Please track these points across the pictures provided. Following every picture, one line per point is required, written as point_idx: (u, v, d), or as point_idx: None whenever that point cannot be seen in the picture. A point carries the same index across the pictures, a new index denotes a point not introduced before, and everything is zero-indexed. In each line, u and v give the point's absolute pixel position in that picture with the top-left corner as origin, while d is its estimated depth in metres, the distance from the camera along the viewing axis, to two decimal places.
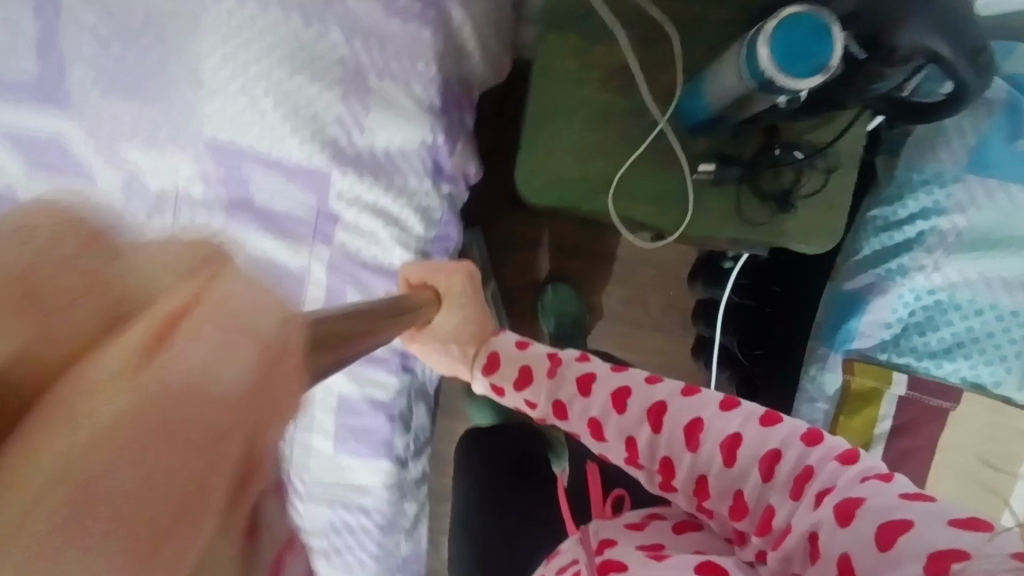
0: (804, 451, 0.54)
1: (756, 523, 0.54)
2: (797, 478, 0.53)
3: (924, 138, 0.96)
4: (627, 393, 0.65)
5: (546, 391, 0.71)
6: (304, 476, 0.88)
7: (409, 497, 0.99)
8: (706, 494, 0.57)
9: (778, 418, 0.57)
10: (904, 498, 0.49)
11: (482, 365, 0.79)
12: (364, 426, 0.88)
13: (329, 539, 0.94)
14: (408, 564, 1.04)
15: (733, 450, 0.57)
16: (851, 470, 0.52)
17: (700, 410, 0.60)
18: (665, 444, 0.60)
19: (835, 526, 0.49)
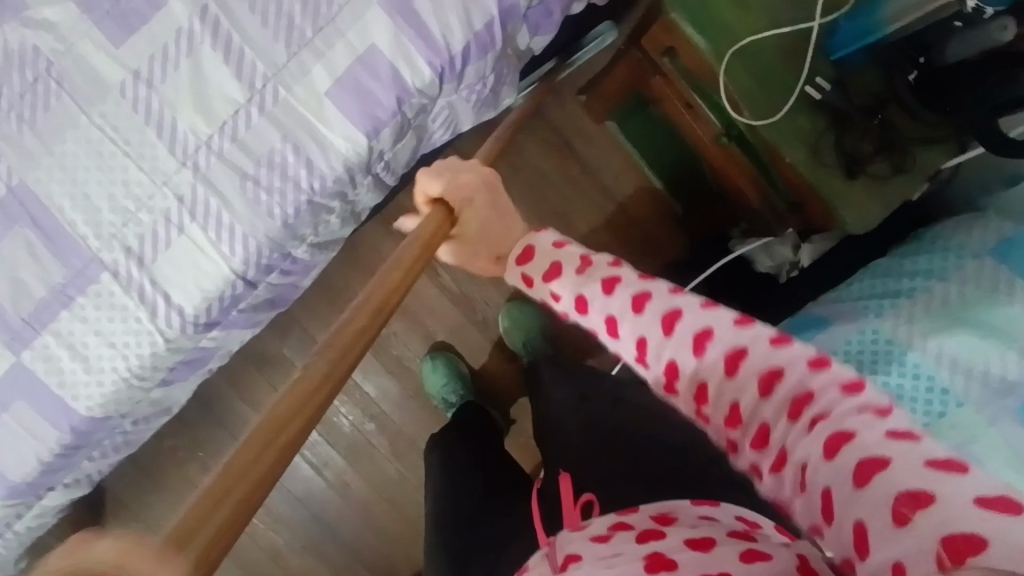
0: (813, 380, 0.43)
1: (750, 437, 0.44)
2: (790, 402, 0.43)
3: (961, 223, 0.89)
4: (646, 297, 0.55)
5: (573, 284, 0.63)
6: (207, 147, 0.79)
7: (275, 279, 0.90)
8: (705, 399, 0.48)
9: (827, 360, 0.43)
10: (889, 437, 0.38)
11: (517, 257, 0.72)
12: (297, 158, 0.79)
13: (147, 265, 0.79)
14: (198, 358, 0.91)
15: (734, 360, 0.47)
16: (850, 398, 0.41)
17: (712, 319, 0.50)
18: (673, 348, 0.51)
19: (820, 459, 0.39)
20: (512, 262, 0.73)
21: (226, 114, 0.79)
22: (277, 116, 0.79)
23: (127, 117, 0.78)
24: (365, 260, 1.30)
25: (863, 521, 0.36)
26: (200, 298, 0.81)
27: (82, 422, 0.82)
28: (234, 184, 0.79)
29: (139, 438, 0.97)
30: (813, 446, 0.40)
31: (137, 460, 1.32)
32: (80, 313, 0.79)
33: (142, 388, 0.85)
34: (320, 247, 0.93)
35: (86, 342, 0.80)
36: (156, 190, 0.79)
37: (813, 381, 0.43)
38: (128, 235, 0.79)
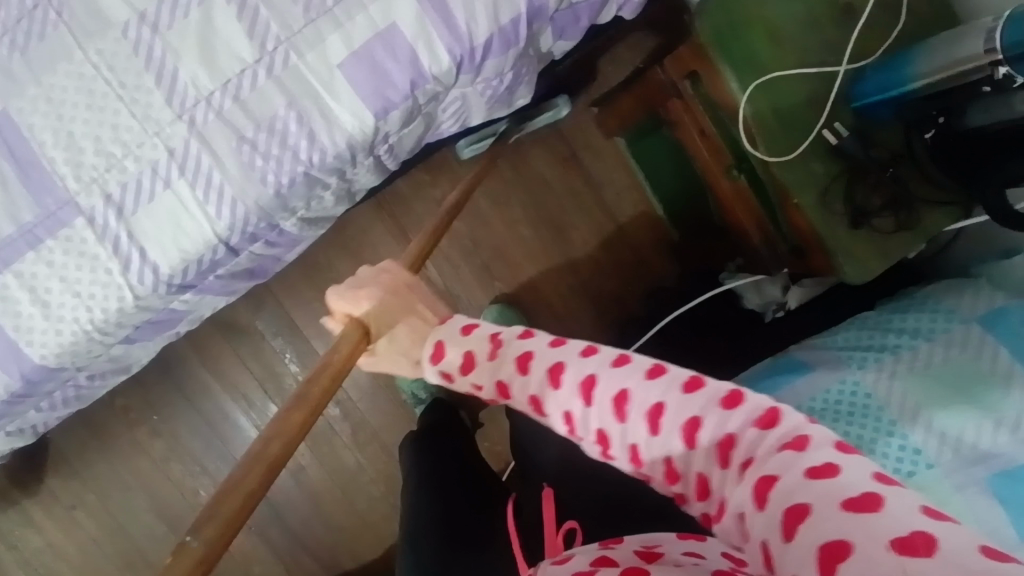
0: (732, 424, 0.41)
1: (693, 489, 0.43)
2: (716, 447, 0.41)
3: (954, 287, 0.90)
4: (529, 355, 0.51)
5: (487, 372, 0.54)
6: (207, 103, 0.75)
7: (260, 248, 0.86)
8: (640, 460, 0.45)
9: (741, 397, 0.42)
10: (807, 476, 0.36)
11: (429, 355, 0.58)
12: (300, 128, 0.76)
13: (126, 216, 0.75)
14: (168, 319, 0.88)
15: (654, 419, 0.44)
16: (769, 437, 0.39)
17: (626, 379, 0.46)
18: (596, 417, 0.47)
19: (752, 509, 0.37)
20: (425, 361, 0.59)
21: (231, 71, 0.75)
22: (285, 83, 0.76)
23: (125, 59, 0.75)
24: (352, 242, 1.27)
25: None
26: (177, 258, 0.77)
27: (33, 370, 0.78)
28: (229, 144, 0.76)
29: (92, 394, 0.93)
30: (741, 495, 0.38)
31: (86, 416, 1.27)
32: (47, 256, 0.75)
33: (102, 343, 0.80)
34: (310, 223, 0.90)
35: (49, 287, 0.75)
36: (146, 139, 0.75)
37: (732, 423, 0.41)
38: (109, 182, 0.75)
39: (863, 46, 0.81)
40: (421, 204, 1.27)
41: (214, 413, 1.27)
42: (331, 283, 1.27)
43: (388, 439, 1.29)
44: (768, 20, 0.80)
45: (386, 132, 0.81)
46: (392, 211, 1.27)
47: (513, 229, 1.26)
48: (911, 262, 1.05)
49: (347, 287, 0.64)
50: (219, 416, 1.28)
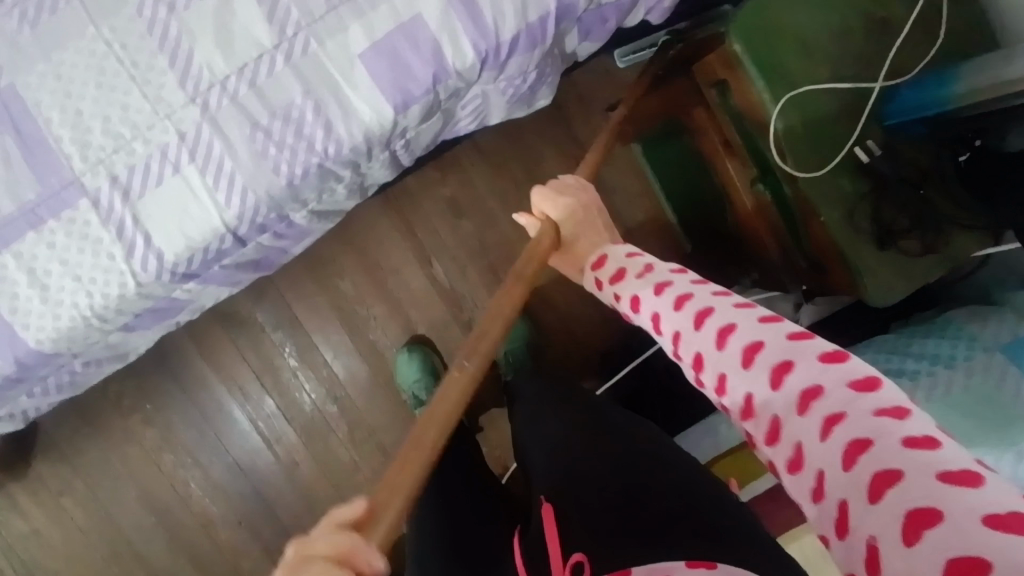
0: (827, 376, 0.38)
1: (765, 431, 0.40)
2: (805, 394, 0.38)
3: (980, 311, 0.87)
4: (667, 283, 0.53)
5: (631, 287, 0.56)
6: (221, 87, 0.73)
7: (267, 240, 0.84)
8: (724, 390, 0.44)
9: (845, 355, 0.39)
10: (903, 444, 0.33)
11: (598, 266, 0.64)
12: (316, 118, 0.74)
13: (132, 201, 0.73)
14: (168, 309, 0.85)
15: (750, 354, 0.42)
16: (864, 397, 0.36)
17: (736, 315, 0.45)
18: (699, 341, 0.46)
19: (835, 465, 0.35)
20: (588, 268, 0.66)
21: (248, 56, 0.73)
22: (303, 70, 0.74)
23: (139, 38, 0.72)
24: (359, 237, 1.25)
25: (872, 537, 0.32)
26: (182, 246, 0.74)
27: (28, 355, 0.75)
28: (242, 131, 0.73)
29: (86, 380, 0.90)
30: (826, 450, 0.36)
31: (78, 401, 1.24)
32: (48, 238, 0.72)
33: (100, 330, 0.78)
34: (320, 216, 0.88)
35: (49, 269, 0.73)
36: (157, 122, 0.73)
37: (828, 376, 0.38)
38: (116, 163, 0.73)
39: (896, 62, 0.79)
40: (431, 201, 1.25)
41: (209, 404, 1.25)
42: (335, 278, 1.25)
43: (385, 439, 1.26)
44: (802, 31, 0.78)
45: (404, 126, 0.79)
46: (401, 208, 1.24)
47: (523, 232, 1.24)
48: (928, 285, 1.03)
49: (549, 188, 0.79)
50: (214, 408, 1.25)
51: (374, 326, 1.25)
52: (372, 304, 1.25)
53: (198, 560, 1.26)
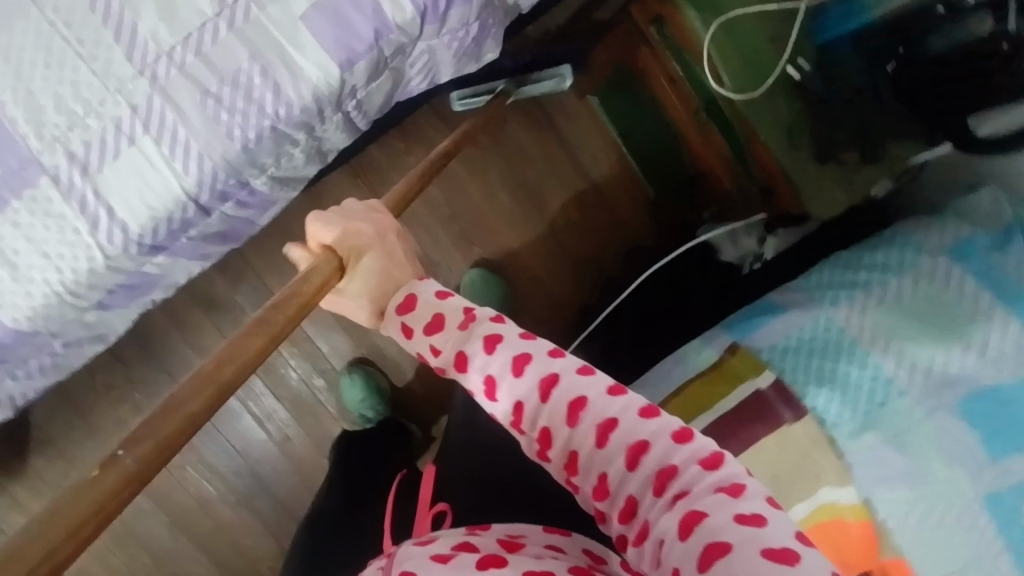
0: (679, 456, 0.50)
1: (618, 509, 0.51)
2: (657, 472, 0.50)
3: (918, 223, 0.94)
4: (497, 339, 0.60)
5: (455, 341, 0.63)
6: (170, 57, 0.75)
7: (235, 208, 0.87)
8: (576, 469, 0.54)
9: (689, 435, 0.51)
10: (736, 520, 0.46)
11: (398, 305, 0.68)
12: (263, 82, 0.76)
13: (89, 176, 0.75)
14: (139, 286, 0.88)
15: (604, 432, 0.53)
16: (708, 477, 0.48)
17: (586, 388, 0.55)
18: (547, 413, 0.56)
19: (675, 536, 0.47)
20: (391, 311, 0.68)
21: (192, 23, 0.75)
22: (248, 36, 0.75)
23: (84, 15, 0.74)
24: (329, 210, 1.27)
25: None
26: (146, 216, 0.77)
27: (7, 332, 0.79)
28: (193, 98, 0.75)
29: (69, 363, 0.93)
30: (662, 513, 0.48)
31: (67, 395, 1.26)
32: (13, 217, 0.74)
33: (74, 306, 0.81)
34: (281, 182, 0.90)
35: (17, 248, 0.75)
36: (110, 96, 0.74)
37: (678, 455, 0.50)
38: (73, 140, 0.74)
39: None
40: (400, 171, 1.29)
41: None
42: None
43: None
44: None
45: (352, 86, 0.81)
46: (369, 177, 1.27)
47: None
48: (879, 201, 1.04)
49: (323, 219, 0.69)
50: None
51: None
52: None
53: (200, 538, 1.29)
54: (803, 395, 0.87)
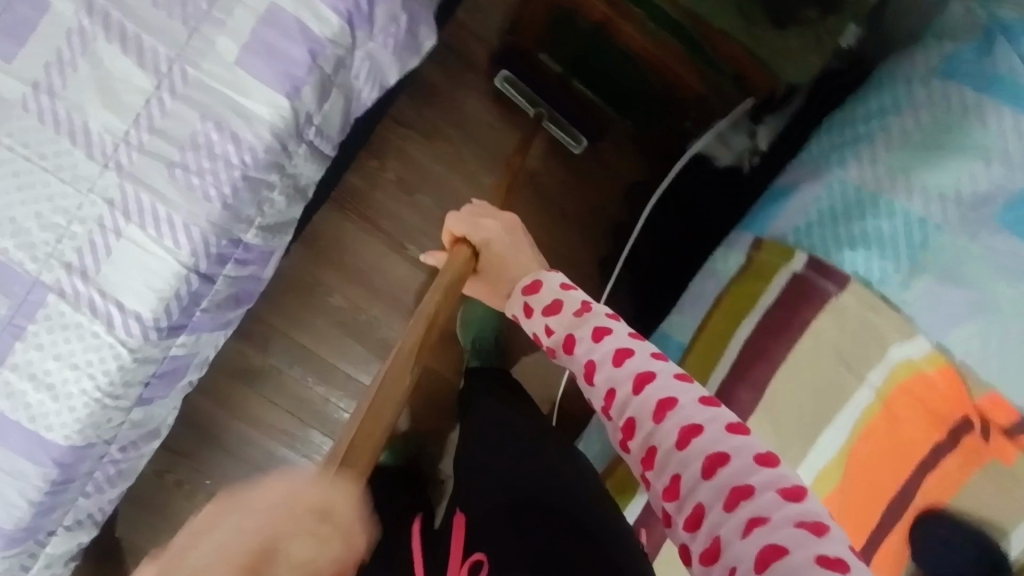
0: (756, 478, 0.47)
1: (686, 517, 0.49)
2: (730, 491, 0.47)
3: (901, 56, 0.91)
4: (606, 330, 0.61)
5: (567, 324, 0.66)
6: (127, 144, 0.75)
7: (236, 269, 0.88)
8: (652, 465, 0.52)
9: (773, 461, 0.48)
10: (818, 562, 0.42)
11: (524, 287, 0.75)
12: (221, 137, 0.76)
13: (90, 280, 0.76)
14: (172, 371, 0.90)
15: (687, 436, 0.50)
16: (788, 507, 0.45)
17: (681, 391, 0.53)
18: (635, 406, 0.54)
19: (749, 568, 0.43)
20: (517, 291, 0.75)
21: (136, 104, 0.75)
22: (194, 98, 0.76)
23: (35, 129, 0.74)
24: (330, 249, 1.29)
25: None
26: (155, 299, 0.78)
27: (64, 453, 0.79)
28: (163, 174, 0.75)
29: (132, 466, 0.95)
30: (732, 525, 0.45)
31: (141, 504, 1.28)
32: (33, 340, 0.76)
33: (118, 408, 0.82)
34: (272, 231, 0.91)
35: (47, 368, 0.76)
36: (85, 197, 0.75)
37: (756, 476, 0.47)
38: (65, 251, 0.75)
39: None
40: (381, 192, 1.31)
41: (262, 458, 1.28)
42: (324, 297, 1.29)
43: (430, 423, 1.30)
44: None
45: (306, 112, 0.81)
46: (357, 204, 1.30)
47: (474, 181, 1.33)
48: (836, 70, 1.08)
49: (465, 216, 0.85)
50: (267, 460, 1.29)
51: (377, 327, 1.30)
52: (368, 306, 1.30)
53: None
54: (840, 262, 0.83)
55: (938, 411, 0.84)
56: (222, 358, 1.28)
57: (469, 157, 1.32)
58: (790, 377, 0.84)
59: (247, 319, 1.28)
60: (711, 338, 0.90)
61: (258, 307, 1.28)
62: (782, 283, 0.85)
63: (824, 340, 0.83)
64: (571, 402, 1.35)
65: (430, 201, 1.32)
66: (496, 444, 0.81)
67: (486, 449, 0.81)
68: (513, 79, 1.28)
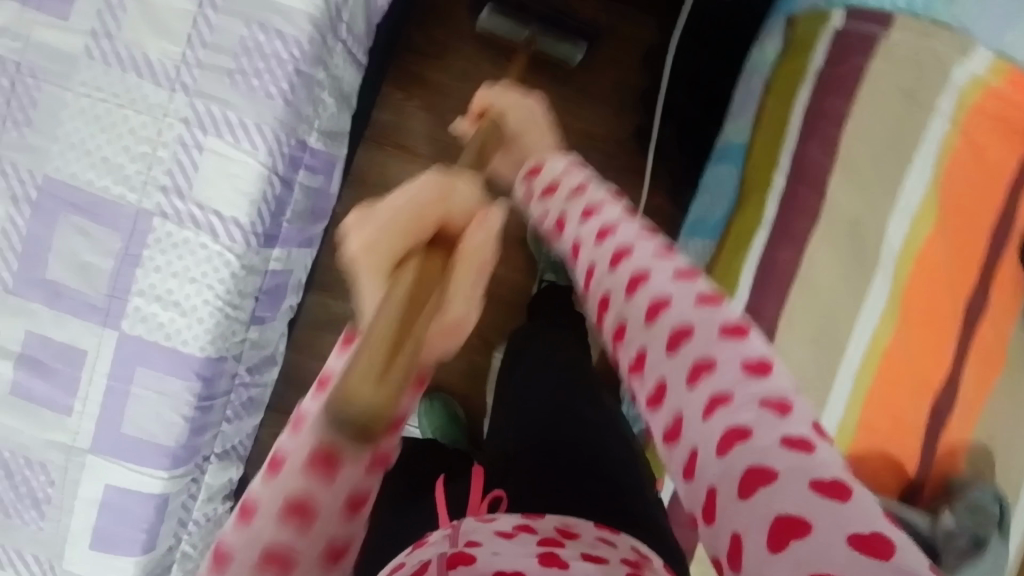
0: (727, 364, 0.45)
1: (650, 395, 0.48)
2: (694, 364, 0.46)
3: None
4: (589, 210, 0.58)
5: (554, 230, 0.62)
6: (188, 66, 0.81)
7: (311, 175, 0.93)
8: (622, 337, 0.51)
9: (766, 365, 0.45)
10: (782, 445, 0.40)
11: (492, 118, 0.72)
12: (269, 38, 0.82)
13: (186, 197, 0.82)
14: (275, 288, 0.95)
15: (659, 312, 0.49)
16: (772, 421, 0.41)
17: (659, 274, 0.51)
18: (609, 280, 0.54)
19: (713, 451, 0.42)
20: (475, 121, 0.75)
21: (186, 27, 0.81)
22: (236, 8, 0.81)
23: (104, 74, 0.81)
24: (380, 186, 1.34)
25: (713, 486, 0.41)
26: (246, 203, 0.84)
27: (203, 366, 0.85)
28: (226, 84, 0.81)
29: (260, 394, 1.01)
30: (707, 436, 0.42)
31: None
32: (151, 263, 0.82)
33: (239, 319, 0.88)
34: (332, 138, 0.95)
35: (169, 287, 0.83)
36: (162, 123, 0.81)
37: (720, 351, 0.46)
38: (158, 176, 0.82)
39: None
40: (413, 121, 1.35)
41: None
42: None
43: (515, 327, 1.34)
44: None
45: (336, 4, 0.86)
46: (394, 138, 1.34)
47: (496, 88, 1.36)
48: None
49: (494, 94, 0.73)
50: None
51: None
52: None
53: None
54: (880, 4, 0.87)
55: (1019, 121, 0.88)
56: (307, 314, 1.34)
57: (485, 66, 1.35)
58: (859, 127, 0.87)
59: (321, 272, 1.34)
60: (770, 129, 0.91)
61: (327, 257, 1.34)
62: (825, 46, 0.88)
63: (886, 81, 0.87)
64: None
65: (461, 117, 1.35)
66: (535, 381, 0.88)
67: (523, 385, 0.88)
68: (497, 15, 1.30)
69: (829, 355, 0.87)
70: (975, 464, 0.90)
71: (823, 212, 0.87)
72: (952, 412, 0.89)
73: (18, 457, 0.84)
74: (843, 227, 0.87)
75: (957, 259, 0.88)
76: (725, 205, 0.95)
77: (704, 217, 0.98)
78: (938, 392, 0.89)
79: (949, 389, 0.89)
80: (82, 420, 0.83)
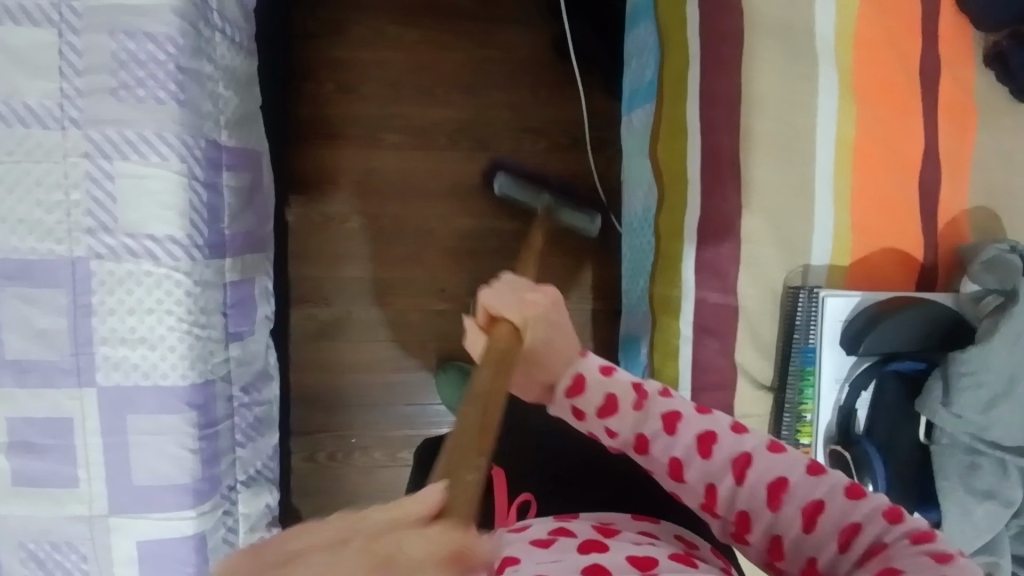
0: (828, 490, 0.54)
1: (801, 563, 0.54)
2: (841, 530, 0.52)
3: None
4: (676, 417, 0.62)
5: (630, 422, 0.64)
6: (70, 99, 0.78)
7: (234, 174, 0.89)
8: (780, 554, 0.55)
9: (862, 489, 0.54)
10: (937, 562, 0.47)
11: (566, 388, 0.67)
12: (140, 44, 0.79)
13: (115, 232, 0.79)
14: (243, 301, 0.92)
15: (811, 513, 0.54)
16: (896, 528, 0.51)
17: (775, 468, 0.57)
18: (744, 498, 0.57)
19: None
20: (558, 395, 0.67)
21: (54, 60, 0.77)
22: (97, 26, 0.78)
23: None
24: (323, 182, 1.31)
25: None
26: (177, 216, 0.80)
27: (192, 393, 0.82)
28: (114, 103, 0.78)
29: (265, 410, 0.97)
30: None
31: (314, 491, 1.32)
32: (104, 308, 0.79)
33: (211, 337, 0.85)
34: (243, 130, 0.91)
35: (130, 325, 0.79)
36: (64, 165, 0.78)
37: (857, 513, 0.53)
38: (80, 219, 0.78)
39: None
40: (332, 106, 1.30)
41: (382, 389, 1.33)
42: (344, 225, 1.31)
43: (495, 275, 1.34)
44: None
45: None
46: (321, 129, 1.30)
47: (401, 45, 1.32)
48: None
49: (502, 290, 0.65)
50: (388, 390, 1.33)
51: (405, 221, 1.33)
52: (386, 208, 1.32)
53: None
54: None
55: None
56: (296, 330, 1.31)
57: (385, 26, 1.31)
58: None
59: (294, 284, 1.31)
60: None
61: (296, 268, 1.31)
62: None
63: None
64: (605, 179, 1.37)
65: (377, 86, 1.31)
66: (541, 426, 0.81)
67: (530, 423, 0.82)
68: (512, 183, 1.30)
69: (802, 161, 0.84)
70: (978, 226, 0.88)
71: (750, 29, 0.84)
72: (940, 182, 0.87)
73: (44, 542, 0.81)
74: (774, 37, 0.85)
75: (895, 28, 0.86)
76: (653, 63, 0.93)
77: (637, 84, 0.96)
78: (919, 169, 0.87)
79: (929, 160, 0.87)
80: (92, 485, 0.81)
